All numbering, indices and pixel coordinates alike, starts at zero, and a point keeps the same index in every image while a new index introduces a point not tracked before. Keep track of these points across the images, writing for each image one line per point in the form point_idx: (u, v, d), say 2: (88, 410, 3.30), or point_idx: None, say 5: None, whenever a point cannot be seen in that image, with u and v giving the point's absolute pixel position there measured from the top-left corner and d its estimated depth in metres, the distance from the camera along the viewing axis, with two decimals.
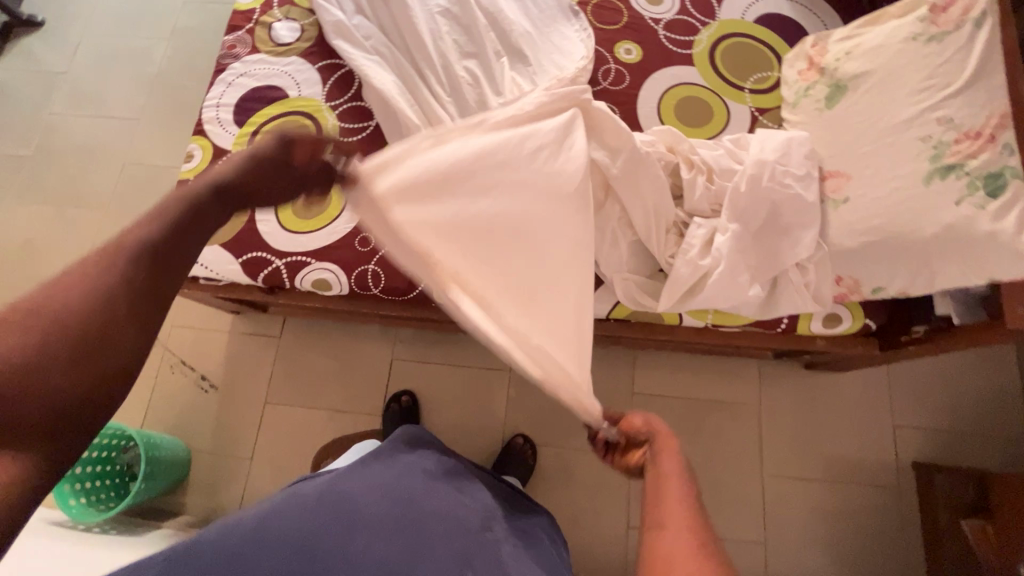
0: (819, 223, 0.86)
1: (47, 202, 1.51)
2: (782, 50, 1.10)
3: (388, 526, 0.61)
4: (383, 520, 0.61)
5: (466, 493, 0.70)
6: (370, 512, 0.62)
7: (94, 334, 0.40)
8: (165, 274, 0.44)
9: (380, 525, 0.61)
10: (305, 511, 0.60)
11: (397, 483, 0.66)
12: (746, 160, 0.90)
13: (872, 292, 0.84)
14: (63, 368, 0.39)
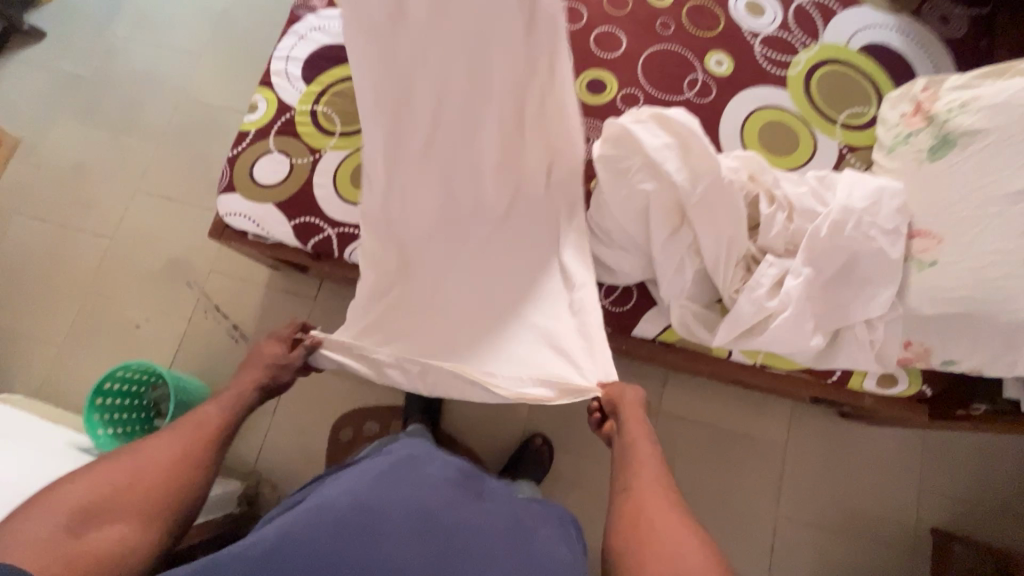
0: (898, 282, 0.82)
1: (101, 125, 1.50)
2: (884, 86, 1.03)
3: (408, 528, 0.53)
4: (401, 531, 0.53)
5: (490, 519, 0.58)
6: (392, 515, 0.54)
7: (155, 489, 0.63)
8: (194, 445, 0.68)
9: (402, 529, 0.53)
10: (316, 531, 0.51)
11: (411, 483, 0.58)
12: (832, 203, 0.85)
13: (940, 363, 0.82)
14: (155, 464, 0.64)
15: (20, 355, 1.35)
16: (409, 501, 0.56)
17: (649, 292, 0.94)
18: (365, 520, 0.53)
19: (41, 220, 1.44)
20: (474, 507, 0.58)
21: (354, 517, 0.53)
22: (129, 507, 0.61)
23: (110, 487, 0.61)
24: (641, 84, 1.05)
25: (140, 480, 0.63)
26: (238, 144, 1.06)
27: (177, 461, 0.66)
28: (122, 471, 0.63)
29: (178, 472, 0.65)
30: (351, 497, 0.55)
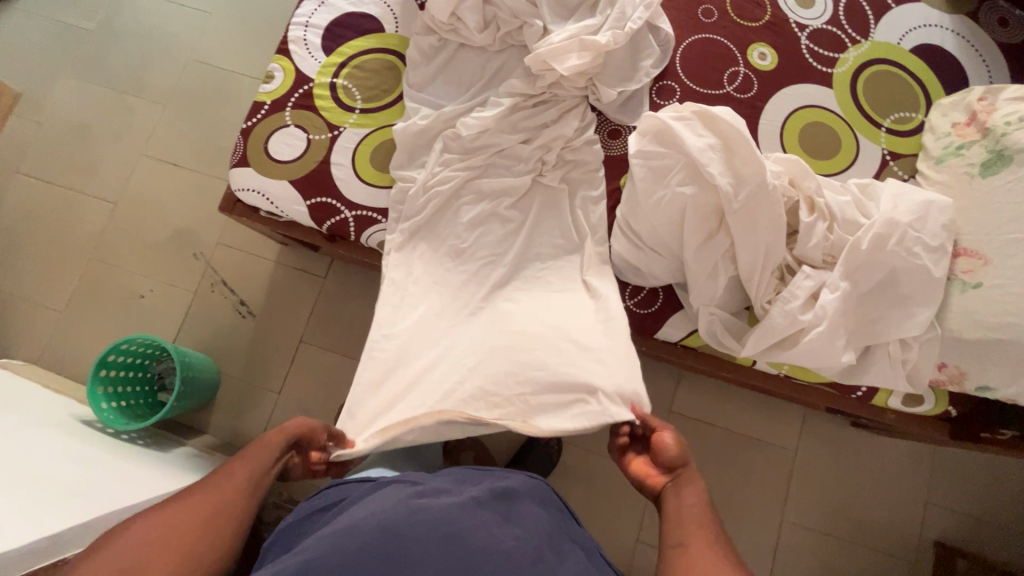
0: (938, 302, 0.79)
1: (105, 84, 1.44)
2: (935, 91, 0.98)
3: (431, 566, 0.52)
4: (430, 559, 0.53)
5: (519, 544, 0.56)
6: (419, 543, 0.54)
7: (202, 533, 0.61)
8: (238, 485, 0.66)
9: (430, 558, 0.53)
10: (346, 557, 0.52)
11: (439, 506, 0.58)
12: (875, 216, 0.82)
13: (975, 389, 0.79)
14: (202, 508, 0.63)
15: (20, 320, 1.32)
16: (438, 522, 0.56)
17: (675, 296, 0.91)
18: (394, 546, 0.53)
19: (42, 180, 1.39)
20: (502, 532, 0.57)
21: (383, 543, 0.53)
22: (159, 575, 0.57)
23: (138, 558, 0.57)
24: (679, 76, 1.00)
25: (185, 533, 0.60)
26: (253, 116, 1.01)
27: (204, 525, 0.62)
28: (168, 525, 0.60)
29: (218, 525, 0.62)
30: (379, 522, 0.55)
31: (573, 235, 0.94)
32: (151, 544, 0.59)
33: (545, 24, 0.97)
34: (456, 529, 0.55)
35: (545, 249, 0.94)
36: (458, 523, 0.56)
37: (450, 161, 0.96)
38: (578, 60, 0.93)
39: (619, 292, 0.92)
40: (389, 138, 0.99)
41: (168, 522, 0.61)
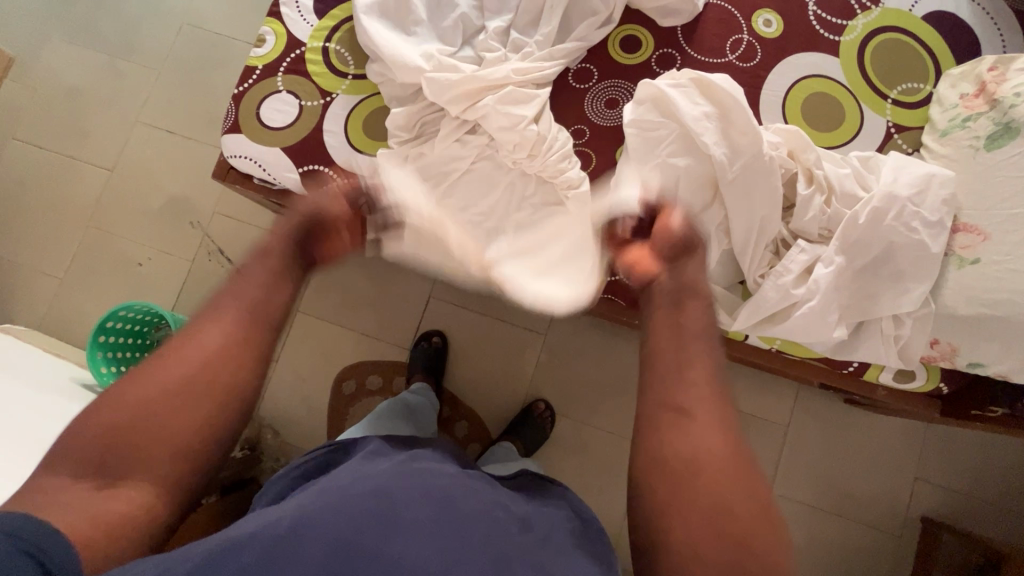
0: (933, 278, 0.78)
1: (98, 48, 1.41)
2: (945, 61, 0.95)
3: (426, 508, 0.53)
4: (424, 520, 0.52)
5: (507, 503, 0.60)
6: (409, 507, 0.53)
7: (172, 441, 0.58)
8: (178, 372, 0.61)
9: (419, 520, 0.51)
10: (335, 515, 0.50)
11: (423, 475, 0.58)
12: (874, 189, 0.80)
13: (966, 365, 0.79)
14: (144, 399, 0.58)
15: (20, 285, 1.33)
16: (429, 490, 0.55)
17: None
18: (384, 507, 0.52)
19: (37, 145, 1.39)
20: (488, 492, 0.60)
21: (376, 503, 0.52)
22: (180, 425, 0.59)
23: (133, 423, 0.57)
24: (681, 43, 0.97)
25: (162, 402, 0.59)
26: (244, 81, 0.99)
27: (206, 363, 0.62)
28: (160, 386, 0.59)
29: (202, 396, 0.60)
30: (371, 486, 0.54)
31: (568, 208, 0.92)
32: (127, 416, 0.57)
33: None
34: (445, 494, 0.56)
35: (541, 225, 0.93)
36: (448, 477, 0.59)
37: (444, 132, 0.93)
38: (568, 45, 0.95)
39: (613, 265, 0.91)
40: (382, 106, 0.97)
41: (145, 416, 0.58)
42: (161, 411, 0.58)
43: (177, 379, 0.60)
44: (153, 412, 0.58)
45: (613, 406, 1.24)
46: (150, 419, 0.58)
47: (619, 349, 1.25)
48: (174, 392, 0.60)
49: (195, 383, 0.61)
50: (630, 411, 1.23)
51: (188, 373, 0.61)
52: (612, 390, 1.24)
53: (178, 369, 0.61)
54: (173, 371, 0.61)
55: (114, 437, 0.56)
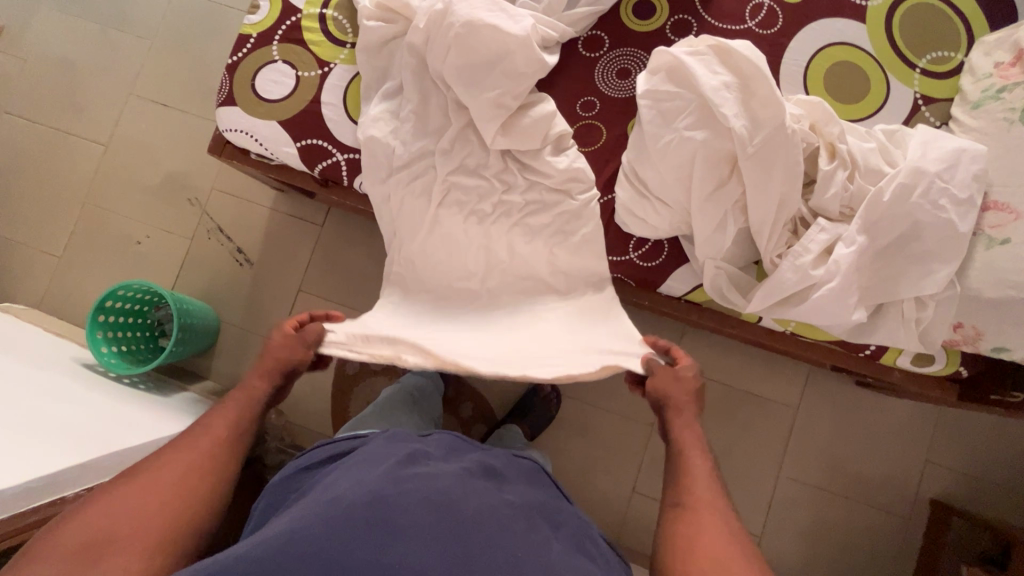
0: (960, 259, 0.74)
1: (88, 17, 1.37)
2: (979, 28, 0.89)
3: (426, 518, 0.52)
4: (425, 532, 0.50)
5: (512, 502, 0.58)
6: (408, 513, 0.52)
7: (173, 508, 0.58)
8: (172, 463, 0.62)
9: (420, 526, 0.51)
10: (328, 532, 0.49)
11: (425, 478, 0.56)
12: (900, 164, 0.76)
13: (990, 350, 0.76)
14: (151, 478, 0.60)
15: (17, 264, 1.31)
16: (430, 493, 0.54)
17: (681, 249, 0.87)
18: (380, 513, 0.51)
19: (28, 120, 1.35)
20: (490, 495, 0.58)
21: (370, 511, 0.51)
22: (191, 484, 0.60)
23: (127, 502, 0.57)
24: (697, 8, 0.92)
25: (166, 471, 0.61)
26: (238, 50, 0.95)
27: (190, 463, 0.62)
28: (165, 468, 0.61)
29: (205, 468, 0.62)
30: (362, 493, 0.53)
31: None
32: (134, 489, 0.58)
33: None
34: (445, 493, 0.55)
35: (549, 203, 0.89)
36: (449, 481, 0.57)
37: (448, 101, 0.88)
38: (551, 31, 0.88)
39: (623, 244, 0.88)
40: None
41: (147, 488, 0.59)
42: (161, 477, 0.60)
43: (170, 467, 0.61)
44: (156, 480, 0.60)
45: (619, 389, 1.22)
46: (148, 486, 0.59)
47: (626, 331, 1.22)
48: (179, 470, 0.61)
49: (193, 465, 0.62)
50: (636, 395, 1.21)
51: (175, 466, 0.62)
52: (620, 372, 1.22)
53: (171, 464, 0.61)
54: (167, 464, 0.62)
55: (106, 506, 0.56)
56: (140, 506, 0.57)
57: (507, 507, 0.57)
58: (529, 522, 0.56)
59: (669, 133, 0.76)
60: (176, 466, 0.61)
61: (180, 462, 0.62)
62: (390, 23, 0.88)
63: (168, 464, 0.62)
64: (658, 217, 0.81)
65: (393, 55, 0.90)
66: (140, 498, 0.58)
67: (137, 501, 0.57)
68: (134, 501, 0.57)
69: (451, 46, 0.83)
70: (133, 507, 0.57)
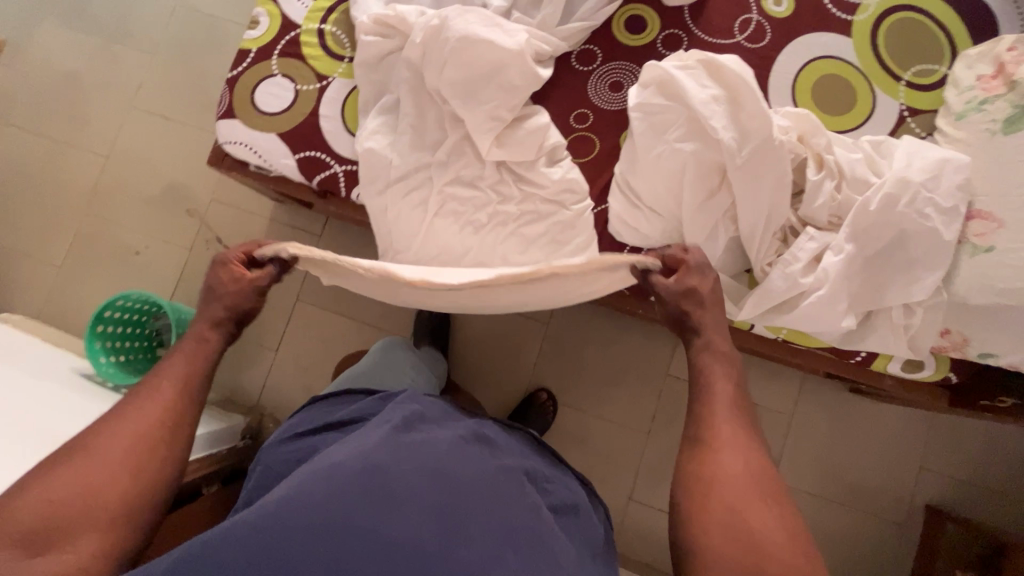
0: (946, 267, 0.76)
1: (90, 31, 1.39)
2: (964, 41, 0.91)
3: (421, 486, 0.55)
4: (419, 499, 0.54)
5: (504, 473, 0.61)
6: (404, 482, 0.54)
7: (132, 477, 0.58)
8: (127, 429, 0.61)
9: (416, 493, 0.54)
10: (326, 495, 0.52)
11: (422, 447, 0.59)
12: (886, 174, 0.78)
13: (977, 356, 0.77)
14: (106, 445, 0.59)
15: (17, 275, 1.32)
16: (425, 462, 0.57)
17: None
18: (376, 479, 0.54)
19: (30, 132, 1.36)
20: (483, 464, 0.60)
21: (369, 477, 0.54)
22: (137, 462, 0.59)
23: (83, 472, 0.57)
24: (686, 23, 0.95)
25: (123, 438, 0.60)
26: (238, 64, 0.97)
27: (145, 427, 0.62)
28: (120, 433, 0.61)
29: (163, 431, 0.62)
30: (362, 459, 0.55)
31: None
32: (90, 457, 0.58)
33: None
34: (440, 462, 0.57)
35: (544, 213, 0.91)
36: (445, 450, 0.60)
37: (444, 114, 0.89)
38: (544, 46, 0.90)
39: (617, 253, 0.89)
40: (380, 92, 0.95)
41: (102, 457, 0.58)
42: (117, 445, 0.60)
43: (125, 434, 0.61)
44: (112, 448, 0.59)
45: (615, 397, 1.23)
46: (103, 456, 0.58)
47: (622, 338, 1.24)
48: (134, 435, 0.61)
49: (150, 432, 0.62)
50: (632, 403, 1.22)
51: (131, 430, 0.61)
52: (616, 380, 1.23)
53: (127, 430, 0.61)
54: (123, 430, 0.61)
55: (60, 478, 0.56)
56: (97, 476, 0.57)
57: (498, 477, 0.60)
58: (516, 490, 0.60)
59: (661, 144, 0.77)
60: (132, 432, 0.61)
61: (135, 429, 0.61)
62: (388, 38, 0.90)
63: (123, 429, 0.61)
64: (651, 226, 0.83)
65: (390, 69, 0.92)
66: (96, 469, 0.57)
67: (93, 471, 0.57)
68: (90, 471, 0.57)
69: (447, 60, 0.85)
70: (88, 479, 0.57)
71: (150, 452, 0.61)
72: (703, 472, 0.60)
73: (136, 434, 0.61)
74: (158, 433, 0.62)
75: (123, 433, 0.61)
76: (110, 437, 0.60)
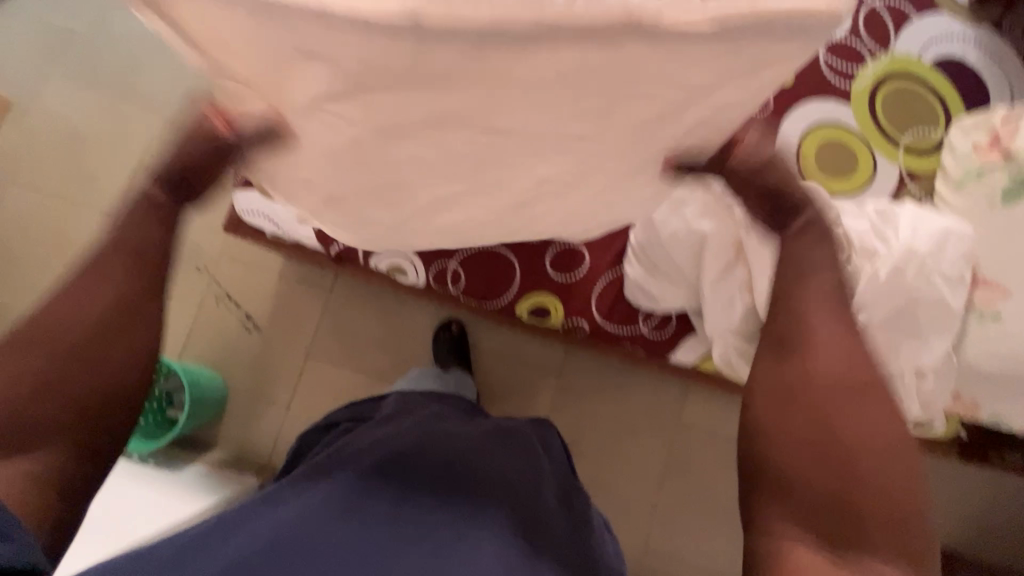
0: (954, 333, 0.79)
1: (96, 88, 1.39)
2: (956, 107, 0.96)
3: (439, 470, 0.61)
4: (437, 480, 0.60)
5: (514, 461, 0.68)
6: (423, 466, 0.61)
7: (92, 372, 0.53)
8: (93, 300, 0.55)
9: (434, 475, 0.60)
10: (352, 486, 0.58)
11: (439, 438, 0.66)
12: (893, 244, 0.81)
13: (986, 417, 0.80)
14: (61, 324, 0.54)
15: None
16: (441, 450, 0.64)
17: (689, 321, 0.90)
18: (396, 472, 0.60)
19: (36, 190, 1.36)
20: (494, 452, 0.67)
21: (393, 464, 0.60)
22: (98, 363, 0.54)
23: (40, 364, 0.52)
24: None
25: (78, 323, 0.54)
26: None
27: (104, 303, 0.55)
28: (77, 313, 0.54)
29: (123, 317, 0.56)
30: (387, 448, 0.63)
31: (588, 260, 0.92)
32: (47, 341, 0.53)
33: None
34: (457, 456, 0.63)
35: (561, 278, 0.92)
36: (458, 440, 0.67)
37: None
38: None
39: (634, 317, 0.91)
40: None
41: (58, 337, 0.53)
42: (74, 326, 0.54)
43: (88, 304, 0.55)
44: (69, 329, 0.54)
45: (627, 445, 1.24)
46: (59, 339, 0.53)
47: (633, 386, 1.25)
48: (97, 318, 0.55)
49: (114, 317, 0.56)
50: (644, 451, 1.23)
51: (98, 301, 0.55)
52: (629, 428, 1.24)
53: (89, 298, 0.55)
54: (83, 300, 0.55)
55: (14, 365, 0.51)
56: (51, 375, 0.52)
57: (508, 463, 0.66)
58: (523, 476, 0.66)
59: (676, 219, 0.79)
60: (92, 308, 0.55)
61: (100, 297, 0.55)
62: None
63: (91, 296, 0.55)
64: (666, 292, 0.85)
65: None
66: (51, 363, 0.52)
67: (49, 362, 0.52)
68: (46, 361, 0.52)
69: None
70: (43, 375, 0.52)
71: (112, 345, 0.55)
72: (783, 379, 0.55)
73: (99, 320, 0.55)
74: (121, 325, 0.56)
75: (80, 306, 0.55)
76: (71, 309, 0.54)
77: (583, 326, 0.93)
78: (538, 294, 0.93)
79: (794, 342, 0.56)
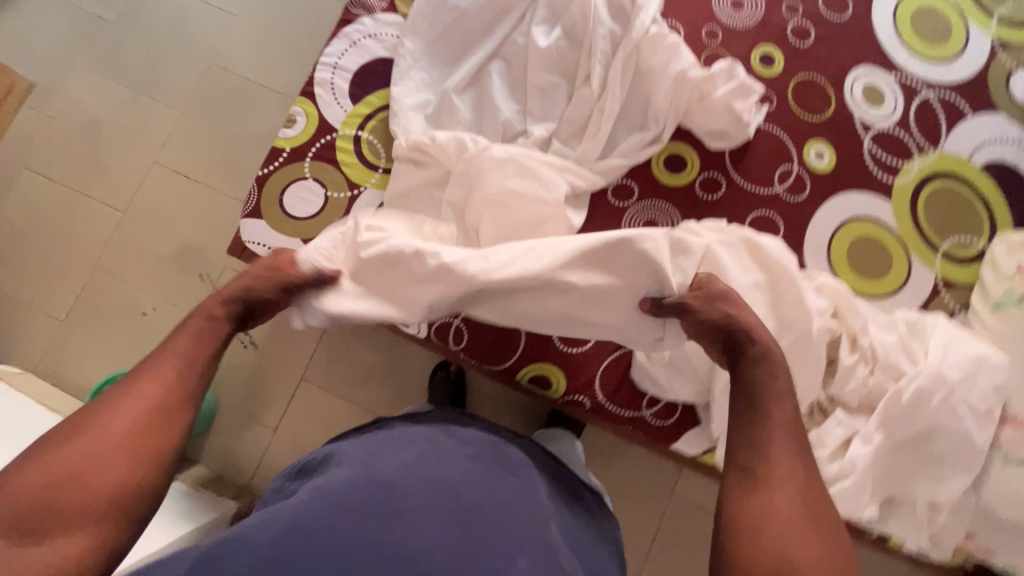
0: (977, 470, 0.74)
1: (120, 80, 1.38)
2: (1004, 217, 0.90)
3: (430, 502, 0.54)
4: (427, 512, 0.53)
5: (511, 484, 0.60)
6: (410, 495, 0.54)
7: (137, 464, 0.54)
8: (133, 395, 0.56)
9: (422, 505, 0.53)
10: (335, 513, 0.51)
11: (432, 462, 0.59)
12: (921, 364, 0.76)
13: (1000, 563, 0.75)
14: (105, 420, 0.54)
15: (19, 324, 1.29)
16: (431, 476, 0.57)
17: (694, 412, 0.86)
18: (383, 495, 0.54)
19: (49, 178, 1.34)
20: (490, 476, 0.60)
21: (378, 496, 0.53)
22: (134, 454, 0.54)
23: (81, 458, 0.52)
24: (727, 168, 0.93)
25: (118, 418, 0.55)
26: (269, 162, 0.95)
27: (147, 398, 0.57)
28: (121, 408, 0.55)
29: (164, 411, 0.57)
30: (371, 479, 0.55)
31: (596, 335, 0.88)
32: (90, 440, 0.53)
33: (597, 98, 0.90)
34: (448, 481, 0.57)
35: (565, 349, 0.89)
36: (455, 465, 0.60)
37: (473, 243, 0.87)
38: (579, 181, 0.89)
39: (637, 400, 0.87)
40: None
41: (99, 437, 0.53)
42: (116, 422, 0.55)
43: (127, 401, 0.56)
44: (109, 423, 0.54)
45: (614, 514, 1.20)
46: (97, 435, 0.54)
47: (628, 453, 1.21)
48: (136, 412, 0.56)
49: (151, 413, 0.56)
50: (631, 522, 1.19)
51: (139, 395, 0.56)
52: (620, 496, 1.20)
53: (132, 396, 0.56)
54: (126, 395, 0.56)
55: (50, 459, 0.51)
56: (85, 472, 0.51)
57: (505, 487, 0.59)
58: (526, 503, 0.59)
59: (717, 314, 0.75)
60: (130, 403, 0.56)
61: (141, 395, 0.57)
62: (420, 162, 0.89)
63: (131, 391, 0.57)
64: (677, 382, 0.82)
65: (424, 188, 0.90)
66: (87, 459, 0.52)
67: (88, 459, 0.52)
68: (84, 459, 0.52)
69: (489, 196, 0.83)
70: (78, 472, 0.51)
71: (152, 436, 0.55)
72: (758, 506, 0.53)
73: (136, 413, 0.56)
74: (156, 415, 0.56)
75: (119, 403, 0.56)
76: (112, 409, 0.55)
77: (582, 402, 0.89)
78: (540, 363, 0.89)
79: (760, 471, 0.55)
